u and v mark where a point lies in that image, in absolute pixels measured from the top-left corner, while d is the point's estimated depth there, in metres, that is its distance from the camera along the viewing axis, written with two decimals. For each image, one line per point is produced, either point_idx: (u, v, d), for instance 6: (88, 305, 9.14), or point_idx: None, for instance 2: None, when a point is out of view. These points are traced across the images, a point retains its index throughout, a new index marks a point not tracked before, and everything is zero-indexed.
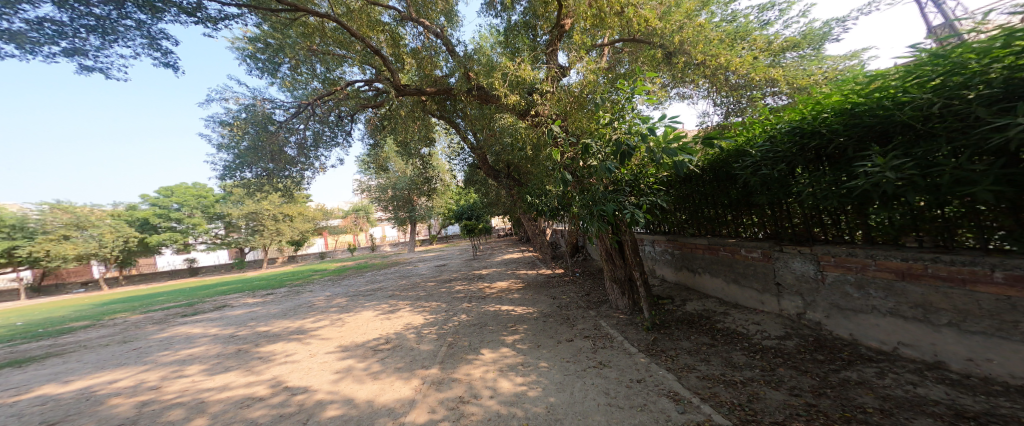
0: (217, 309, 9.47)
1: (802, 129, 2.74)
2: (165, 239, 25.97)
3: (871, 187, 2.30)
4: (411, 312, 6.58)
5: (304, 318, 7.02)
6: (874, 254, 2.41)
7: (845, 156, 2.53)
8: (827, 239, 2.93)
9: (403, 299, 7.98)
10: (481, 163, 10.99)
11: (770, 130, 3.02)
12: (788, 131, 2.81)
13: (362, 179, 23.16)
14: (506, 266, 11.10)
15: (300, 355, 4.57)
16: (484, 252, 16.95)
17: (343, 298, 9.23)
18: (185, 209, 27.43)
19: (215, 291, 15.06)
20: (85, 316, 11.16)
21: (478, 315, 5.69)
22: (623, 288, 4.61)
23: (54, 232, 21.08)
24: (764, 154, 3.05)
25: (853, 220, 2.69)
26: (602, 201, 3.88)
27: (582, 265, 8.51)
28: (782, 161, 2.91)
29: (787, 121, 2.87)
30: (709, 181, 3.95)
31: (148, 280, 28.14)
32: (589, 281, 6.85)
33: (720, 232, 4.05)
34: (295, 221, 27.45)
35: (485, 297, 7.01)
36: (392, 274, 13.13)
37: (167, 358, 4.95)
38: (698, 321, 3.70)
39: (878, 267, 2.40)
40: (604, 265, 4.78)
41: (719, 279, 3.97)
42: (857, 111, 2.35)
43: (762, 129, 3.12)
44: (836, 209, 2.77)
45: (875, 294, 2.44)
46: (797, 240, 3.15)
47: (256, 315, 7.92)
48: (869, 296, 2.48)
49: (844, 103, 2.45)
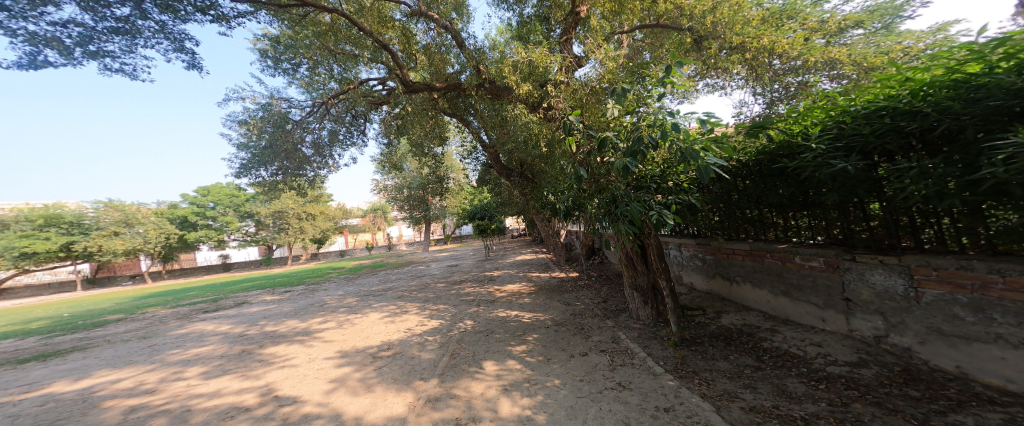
0: (235, 306, 9.63)
1: (888, 111, 2.19)
2: (202, 236, 27.38)
3: (1009, 179, 1.71)
4: (417, 316, 6.33)
5: (312, 318, 6.92)
6: (1002, 267, 1.82)
7: (953, 143, 1.96)
8: (921, 249, 2.34)
9: (412, 301, 7.77)
10: (495, 161, 10.68)
11: (839, 115, 2.47)
12: (870, 115, 2.26)
13: (380, 179, 23.46)
14: (519, 267, 10.71)
15: (299, 360, 4.38)
16: (498, 252, 16.65)
17: (354, 298, 9.16)
18: (219, 207, 28.84)
19: (240, 287, 15.57)
20: (119, 310, 11.69)
21: (485, 321, 5.35)
22: (646, 296, 4.11)
23: (104, 228, 22.66)
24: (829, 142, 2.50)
25: (965, 224, 2.09)
26: (625, 200, 3.39)
27: (598, 269, 8.00)
28: (858, 151, 2.35)
29: (864, 104, 2.32)
30: (751, 177, 3.41)
31: (187, 274, 29.82)
32: (606, 286, 6.35)
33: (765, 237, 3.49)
34: (319, 220, 28.18)
35: (495, 301, 6.67)
36: (405, 273, 13.06)
37: (173, 358, 4.90)
38: (739, 337, 3.18)
39: (1008, 287, 1.81)
40: (624, 271, 4.30)
41: (765, 290, 3.42)
42: (977, 84, 1.81)
43: (826, 115, 2.57)
44: (938, 210, 2.18)
45: (1000, 319, 1.86)
46: (876, 248, 2.57)
47: (269, 314, 7.92)
48: (991, 321, 1.90)
49: (951, 77, 1.91)
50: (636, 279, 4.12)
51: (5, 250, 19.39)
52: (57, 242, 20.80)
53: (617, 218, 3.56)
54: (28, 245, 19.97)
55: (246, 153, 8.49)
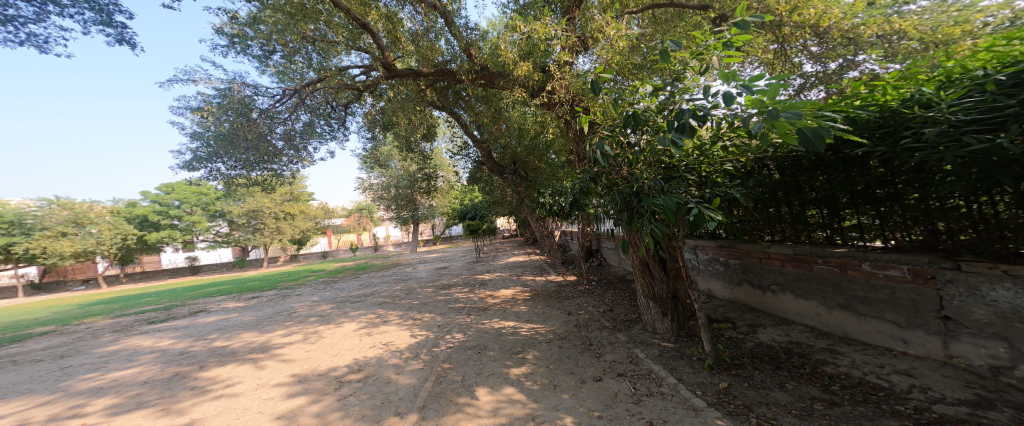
0: (191, 315, 8.52)
1: None
2: (165, 237, 25.40)
3: None
4: (398, 327, 5.54)
5: (275, 329, 6.01)
6: None
7: None
8: None
9: (393, 309, 6.96)
10: (486, 158, 9.99)
11: (964, 81, 1.92)
12: (1013, 80, 1.74)
13: (363, 178, 22.36)
14: (512, 270, 10.00)
15: (244, 386, 3.55)
16: (488, 254, 15.91)
17: (328, 305, 8.24)
18: (186, 206, 26.83)
19: (206, 292, 14.26)
20: (57, 320, 10.31)
21: (477, 334, 4.65)
22: (664, 307, 3.50)
23: (50, 229, 20.59)
24: (948, 118, 1.93)
25: None
26: (651, 193, 2.71)
27: (598, 272, 7.40)
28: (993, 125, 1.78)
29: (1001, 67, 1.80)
30: (793, 172, 2.89)
31: (151, 278, 27.80)
32: (610, 292, 5.75)
33: (816, 239, 2.99)
34: (297, 220, 26.70)
35: (487, 309, 5.97)
36: (387, 277, 12.17)
37: (85, 386, 3.96)
38: (789, 357, 2.59)
39: None
40: (637, 278, 3.71)
41: (815, 302, 2.92)
42: None
43: (942, 82, 2.03)
44: None
45: None
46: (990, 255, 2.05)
47: (226, 324, 6.93)
48: None
49: None
50: (652, 287, 3.52)
51: None
52: None
53: (640, 216, 2.84)
54: None
55: (201, 143, 7.39)
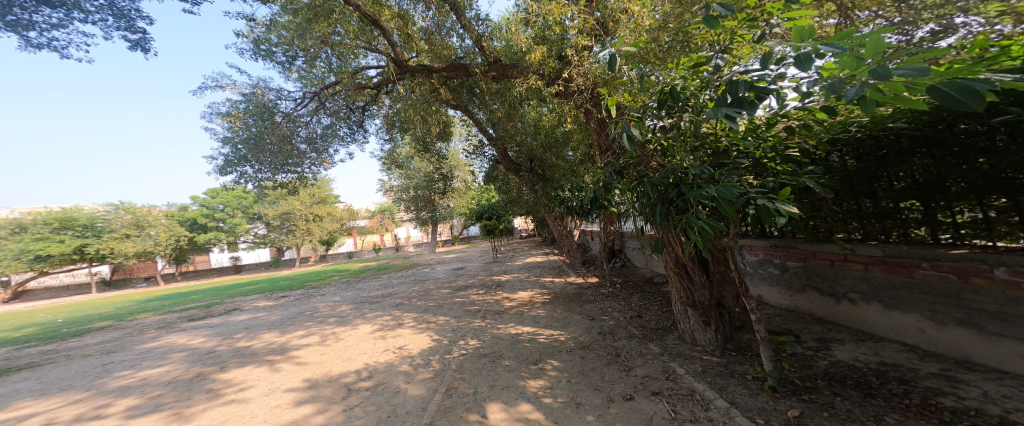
0: (224, 313, 8.88)
1: None
2: (211, 238, 27.21)
3: None
4: (413, 331, 5.40)
5: (295, 330, 6.05)
6: None
7: None
8: None
9: (409, 311, 6.87)
10: (503, 156, 9.77)
11: None
12: None
13: (386, 180, 22.85)
14: (530, 271, 9.69)
15: (257, 390, 3.48)
16: (507, 254, 15.72)
17: (349, 305, 8.32)
18: (228, 209, 28.64)
19: (240, 291, 14.99)
20: (110, 316, 11.10)
21: (492, 341, 4.40)
22: (708, 315, 3.03)
23: (116, 231, 22.57)
24: None
25: None
26: (690, 181, 2.27)
27: (622, 273, 6.95)
28: None
29: None
30: (880, 158, 2.39)
31: (200, 276, 29.92)
32: (636, 295, 5.32)
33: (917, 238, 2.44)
34: (326, 221, 27.80)
35: (503, 313, 5.72)
36: (407, 277, 12.25)
37: (115, 384, 4.06)
38: (882, 383, 2.07)
39: None
40: (672, 282, 3.29)
41: (916, 315, 2.36)
42: None
43: None
44: None
45: None
46: None
47: (253, 324, 7.11)
48: None
49: None
50: (692, 292, 3.08)
51: (19, 253, 19.31)
52: (70, 245, 20.71)
53: (681, 209, 2.40)
54: (43, 248, 20.04)
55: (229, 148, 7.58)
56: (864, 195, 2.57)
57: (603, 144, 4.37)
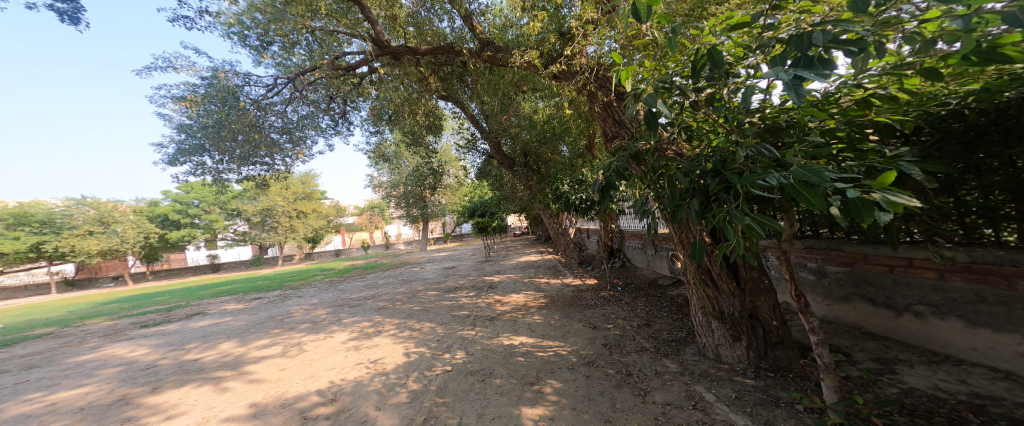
0: (187, 318, 8.09)
1: None
2: (184, 236, 25.73)
3: None
4: (392, 340, 4.81)
5: (258, 339, 5.38)
6: None
7: None
8: None
9: (392, 316, 6.26)
10: (496, 151, 9.27)
11: None
12: None
13: (375, 175, 22.00)
14: (524, 271, 9.15)
15: (188, 421, 2.85)
16: (500, 252, 15.19)
17: (326, 308, 7.65)
18: (204, 205, 27.16)
19: (217, 292, 14.08)
20: (63, 320, 10.13)
21: (480, 355, 3.85)
22: (738, 329, 2.53)
23: (78, 228, 21.05)
24: None
25: None
26: (736, 163, 1.75)
27: (622, 274, 6.50)
28: None
29: None
30: (967, 142, 1.92)
31: (174, 276, 28.41)
32: (641, 300, 4.85)
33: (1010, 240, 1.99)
34: (309, 218, 26.62)
35: (494, 320, 5.18)
36: (394, 277, 11.60)
37: (20, 410, 3.37)
38: (985, 422, 1.59)
39: None
40: (693, 289, 2.82)
41: (1008, 334, 1.91)
42: None
43: None
44: None
45: None
46: None
47: (214, 330, 6.39)
48: None
49: None
50: (718, 302, 2.58)
51: None
52: (26, 242, 19.20)
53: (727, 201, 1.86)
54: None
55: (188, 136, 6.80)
56: (940, 188, 2.08)
57: (608, 130, 3.90)
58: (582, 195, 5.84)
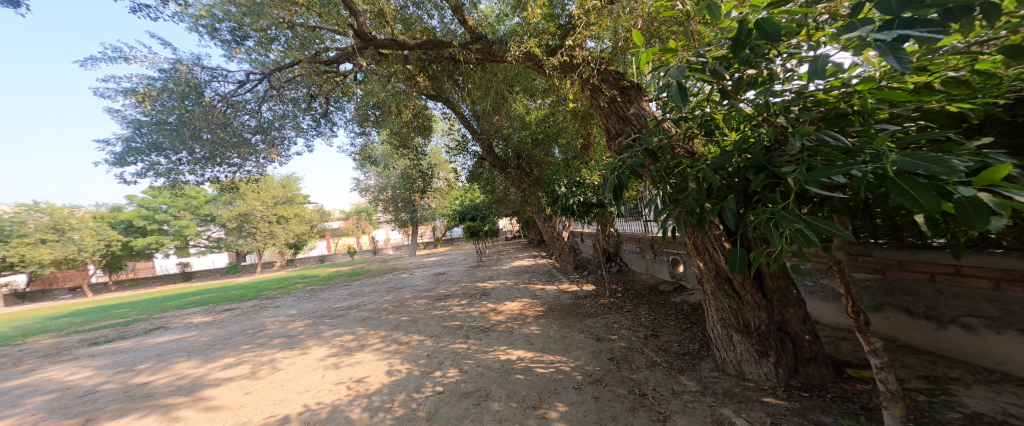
0: (147, 333, 7.36)
1: None
2: (152, 243, 24.16)
3: None
4: (375, 356, 4.37)
5: (223, 356, 4.82)
6: None
7: None
8: None
9: (377, 328, 5.79)
10: (488, 152, 8.95)
11: None
12: None
13: (361, 179, 21.25)
14: (517, 277, 8.79)
15: None
16: (492, 257, 14.76)
17: (304, 320, 7.08)
18: (174, 210, 25.62)
19: (188, 302, 13.14)
20: (6, 337, 9.13)
21: (475, 372, 3.48)
22: (764, 344, 2.27)
23: (31, 235, 19.42)
24: None
25: None
26: (788, 155, 1.45)
27: (620, 279, 6.24)
28: None
29: None
30: None
31: (142, 285, 26.67)
32: (644, 307, 4.59)
33: None
34: (290, 224, 25.44)
35: (489, 331, 4.81)
36: (381, 284, 11.03)
37: None
38: None
39: None
40: (711, 299, 2.56)
41: None
42: None
43: None
44: None
45: None
46: None
47: (175, 347, 5.76)
48: None
49: None
50: (741, 314, 2.31)
51: None
52: None
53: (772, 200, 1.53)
54: None
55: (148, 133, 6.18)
56: None
57: (612, 127, 3.66)
58: (579, 197, 5.56)
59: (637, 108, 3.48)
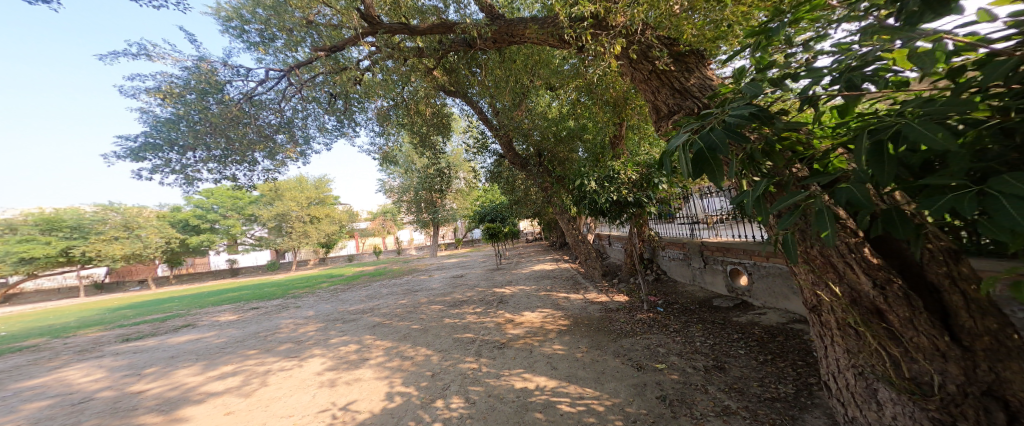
0: (169, 331, 7.36)
1: None
2: (203, 241, 25.84)
3: None
4: (377, 373, 3.86)
5: (225, 364, 4.52)
6: None
7: None
8: None
9: (385, 336, 5.33)
10: (507, 149, 8.32)
11: None
12: None
13: (387, 180, 21.48)
14: (539, 282, 8.04)
15: None
16: (513, 260, 14.12)
17: (317, 324, 6.80)
18: (222, 210, 27.34)
19: (220, 299, 13.53)
20: (55, 330, 9.60)
21: (483, 405, 2.84)
22: (947, 412, 1.42)
23: (104, 233, 21.30)
24: None
25: None
26: None
27: (661, 289, 5.36)
28: None
29: None
30: None
31: (194, 280, 28.60)
32: (697, 327, 3.73)
33: None
34: (323, 224, 26.23)
35: (505, 347, 4.16)
36: (399, 287, 10.70)
37: None
38: None
39: None
40: (838, 336, 1.78)
41: None
42: None
43: None
44: None
45: None
46: None
47: (187, 349, 5.60)
48: None
49: None
50: (905, 364, 1.51)
51: (4, 254, 18.24)
52: (56, 247, 19.54)
53: None
54: (27, 251, 18.87)
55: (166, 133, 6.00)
56: None
57: (662, 104, 2.83)
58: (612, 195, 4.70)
59: (697, 77, 2.70)
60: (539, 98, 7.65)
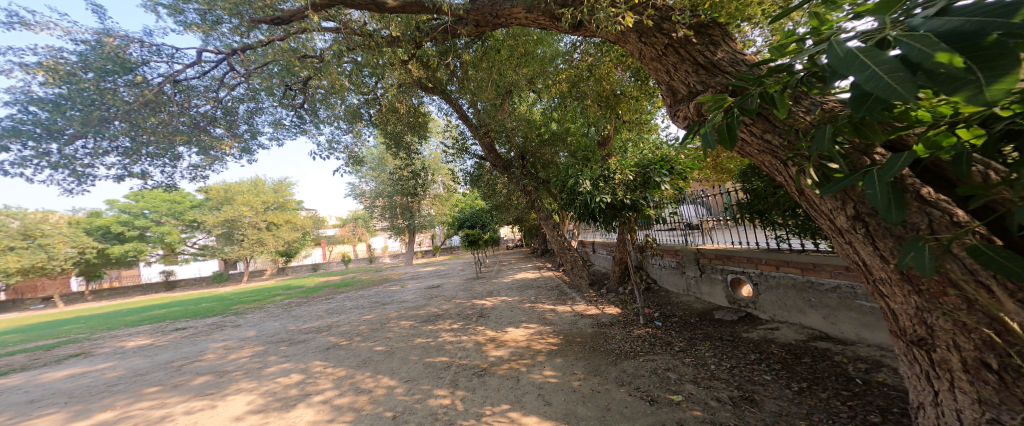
0: (56, 363, 5.87)
1: None
2: (131, 250, 22.56)
3: None
4: (315, 417, 2.99)
5: (108, 411, 3.43)
6: None
7: None
8: None
9: (337, 362, 4.41)
10: (489, 149, 7.70)
11: None
12: None
13: (357, 184, 20.02)
14: (522, 292, 7.39)
15: None
16: (493, 268, 13.36)
17: (256, 346, 5.67)
18: (157, 215, 24.15)
19: (152, 316, 11.62)
20: None
21: None
22: None
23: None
24: None
25: None
26: None
27: (655, 300, 4.93)
28: None
29: None
30: None
31: (122, 294, 25.00)
32: (704, 345, 3.23)
33: None
34: (281, 230, 23.84)
35: (484, 374, 3.46)
36: (365, 299, 9.59)
37: None
38: None
39: None
40: (963, 381, 1.25)
41: None
42: None
43: None
44: None
45: None
46: None
47: (66, 388, 4.34)
48: None
49: None
50: None
51: None
52: None
53: None
54: None
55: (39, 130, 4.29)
56: None
57: (681, 85, 2.36)
58: (607, 197, 4.23)
59: (726, 52, 2.25)
60: (526, 94, 7.12)
